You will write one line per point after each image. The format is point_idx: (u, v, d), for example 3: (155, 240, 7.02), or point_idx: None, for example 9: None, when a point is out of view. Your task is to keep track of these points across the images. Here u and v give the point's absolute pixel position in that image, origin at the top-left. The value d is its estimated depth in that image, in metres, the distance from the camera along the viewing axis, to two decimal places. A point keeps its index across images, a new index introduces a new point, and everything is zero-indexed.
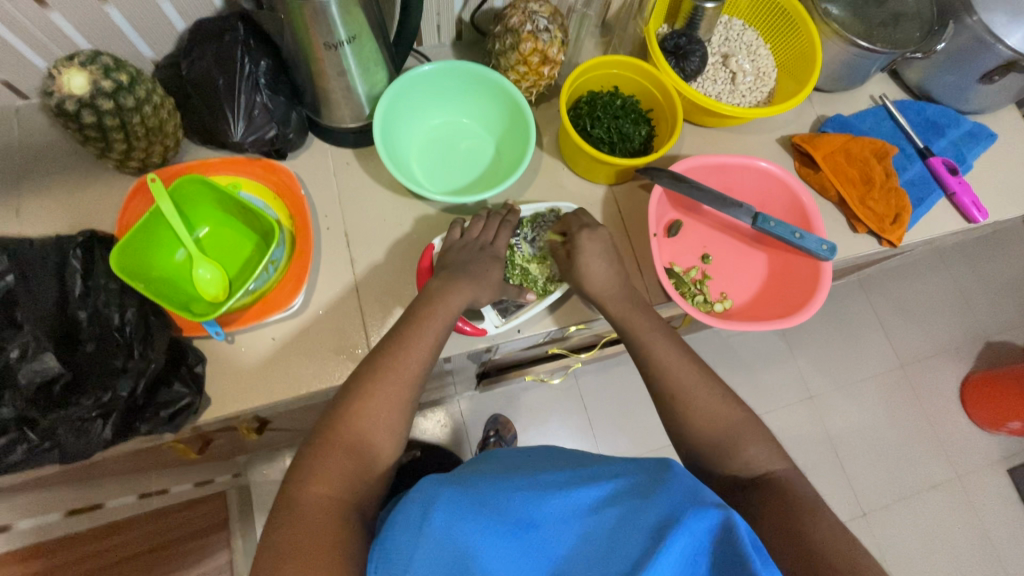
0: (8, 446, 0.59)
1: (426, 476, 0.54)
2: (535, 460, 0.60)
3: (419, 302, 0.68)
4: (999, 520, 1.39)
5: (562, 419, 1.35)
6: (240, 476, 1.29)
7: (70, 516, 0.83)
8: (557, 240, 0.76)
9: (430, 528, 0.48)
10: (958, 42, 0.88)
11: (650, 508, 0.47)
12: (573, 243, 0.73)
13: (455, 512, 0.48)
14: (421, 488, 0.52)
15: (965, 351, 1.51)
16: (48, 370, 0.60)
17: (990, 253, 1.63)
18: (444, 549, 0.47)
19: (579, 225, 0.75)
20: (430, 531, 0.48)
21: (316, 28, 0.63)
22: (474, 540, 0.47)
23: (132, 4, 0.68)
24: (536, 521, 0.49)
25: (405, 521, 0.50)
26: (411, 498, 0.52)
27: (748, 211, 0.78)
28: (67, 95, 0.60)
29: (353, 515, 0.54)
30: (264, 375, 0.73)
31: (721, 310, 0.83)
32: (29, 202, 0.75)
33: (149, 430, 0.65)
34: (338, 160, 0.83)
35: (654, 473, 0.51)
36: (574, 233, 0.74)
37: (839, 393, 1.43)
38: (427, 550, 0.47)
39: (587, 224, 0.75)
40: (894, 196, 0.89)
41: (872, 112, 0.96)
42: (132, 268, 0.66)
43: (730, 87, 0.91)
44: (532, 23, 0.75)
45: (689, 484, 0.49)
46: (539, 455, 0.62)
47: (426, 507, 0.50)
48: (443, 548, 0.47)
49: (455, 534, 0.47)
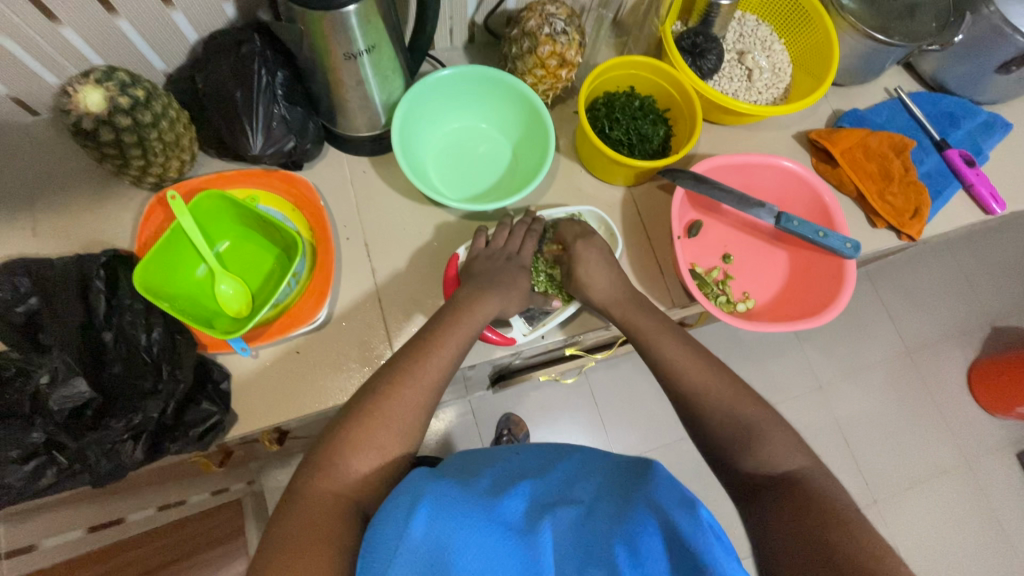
0: (36, 471, 0.59)
1: (412, 471, 0.52)
2: (522, 459, 0.56)
3: (446, 311, 0.67)
4: (1007, 503, 1.40)
5: (574, 417, 1.34)
6: (255, 483, 1.26)
7: (93, 532, 0.82)
8: (557, 250, 0.78)
9: (412, 523, 0.45)
10: (974, 33, 0.87)
11: (630, 517, 0.47)
12: (570, 254, 0.75)
13: (444, 509, 0.46)
14: (408, 482, 0.50)
15: (974, 337, 1.52)
16: (79, 395, 0.60)
17: (997, 238, 1.62)
18: (425, 545, 0.44)
19: (573, 235, 0.76)
20: (412, 530, 0.45)
21: (335, 39, 0.62)
22: (458, 537, 0.44)
23: (145, 18, 0.67)
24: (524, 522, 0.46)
25: (387, 514, 0.48)
26: (398, 491, 0.49)
27: (771, 211, 0.77)
28: (84, 114, 0.59)
29: (364, 516, 0.52)
30: (291, 389, 0.72)
31: (744, 310, 0.83)
32: (44, 220, 0.74)
33: (179, 450, 0.65)
34: (354, 169, 0.82)
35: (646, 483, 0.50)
36: (570, 243, 0.76)
37: (850, 382, 1.44)
38: (408, 544, 0.44)
39: (582, 232, 0.76)
40: (914, 189, 0.89)
41: (888, 105, 0.96)
42: (155, 286, 0.66)
43: (746, 84, 0.91)
44: (549, 26, 0.74)
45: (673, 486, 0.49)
46: (529, 453, 0.59)
47: (414, 501, 0.47)
48: (425, 545, 0.44)
49: (441, 531, 0.45)
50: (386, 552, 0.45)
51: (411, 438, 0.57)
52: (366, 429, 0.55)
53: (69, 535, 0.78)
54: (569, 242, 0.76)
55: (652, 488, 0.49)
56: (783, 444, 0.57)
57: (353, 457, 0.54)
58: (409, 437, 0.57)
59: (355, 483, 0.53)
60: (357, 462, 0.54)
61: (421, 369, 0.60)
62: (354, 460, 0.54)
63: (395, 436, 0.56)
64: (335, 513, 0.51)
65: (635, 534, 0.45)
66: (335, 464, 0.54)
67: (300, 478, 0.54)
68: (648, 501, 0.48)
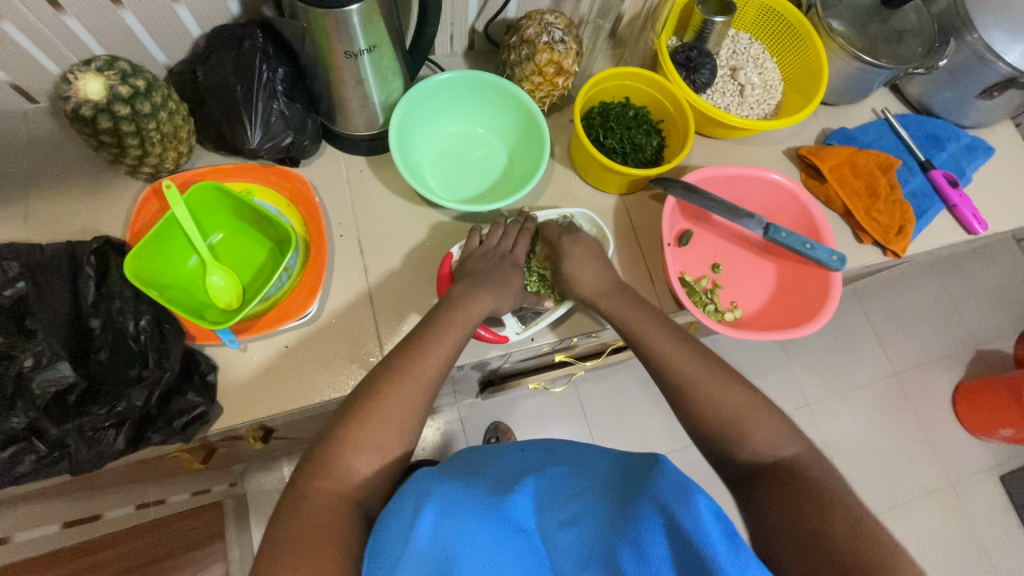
0: (14, 458, 0.58)
1: (418, 471, 0.51)
2: (533, 456, 0.56)
3: (440, 309, 0.67)
4: (991, 527, 1.40)
5: (562, 427, 1.34)
6: (236, 485, 1.22)
7: (69, 527, 0.79)
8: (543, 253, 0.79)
9: (420, 525, 0.45)
10: (958, 59, 0.90)
11: (637, 516, 0.43)
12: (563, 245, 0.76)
13: (451, 510, 0.46)
14: (416, 483, 0.50)
15: (957, 358, 1.54)
16: (62, 379, 0.60)
17: (980, 263, 1.65)
18: (432, 547, 0.44)
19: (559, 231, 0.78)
20: (418, 535, 0.44)
21: (337, 36, 0.63)
22: (464, 537, 0.44)
23: (150, 11, 0.68)
24: (528, 527, 0.47)
25: (393, 514, 0.47)
26: (404, 491, 0.49)
27: (759, 222, 0.79)
28: (83, 100, 0.59)
29: (365, 516, 0.52)
30: (272, 384, 0.72)
31: (732, 319, 0.85)
32: (38, 207, 0.74)
33: (162, 441, 0.65)
34: (351, 167, 0.83)
35: (646, 468, 0.47)
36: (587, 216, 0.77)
37: (836, 401, 1.45)
38: (415, 547, 0.44)
39: (567, 230, 0.78)
40: (899, 208, 0.91)
41: (874, 126, 0.98)
42: (146, 275, 0.66)
43: (739, 99, 0.93)
44: (548, 34, 0.76)
45: (679, 481, 0.43)
46: (534, 448, 0.58)
47: (420, 504, 0.47)
48: (431, 548, 0.44)
49: (447, 533, 0.45)
50: (392, 552, 0.44)
51: (401, 434, 0.57)
52: (366, 427, 0.55)
53: (47, 529, 0.76)
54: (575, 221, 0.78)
55: (653, 486, 0.44)
56: (775, 442, 0.57)
57: (345, 453, 0.54)
58: (400, 433, 0.57)
59: (344, 478, 0.53)
60: (356, 459, 0.54)
61: (413, 366, 0.60)
62: (353, 458, 0.54)
63: (387, 432, 0.56)
64: (333, 510, 0.50)
65: (640, 536, 0.41)
66: (332, 462, 0.53)
67: (300, 477, 0.53)
68: (650, 502, 0.43)
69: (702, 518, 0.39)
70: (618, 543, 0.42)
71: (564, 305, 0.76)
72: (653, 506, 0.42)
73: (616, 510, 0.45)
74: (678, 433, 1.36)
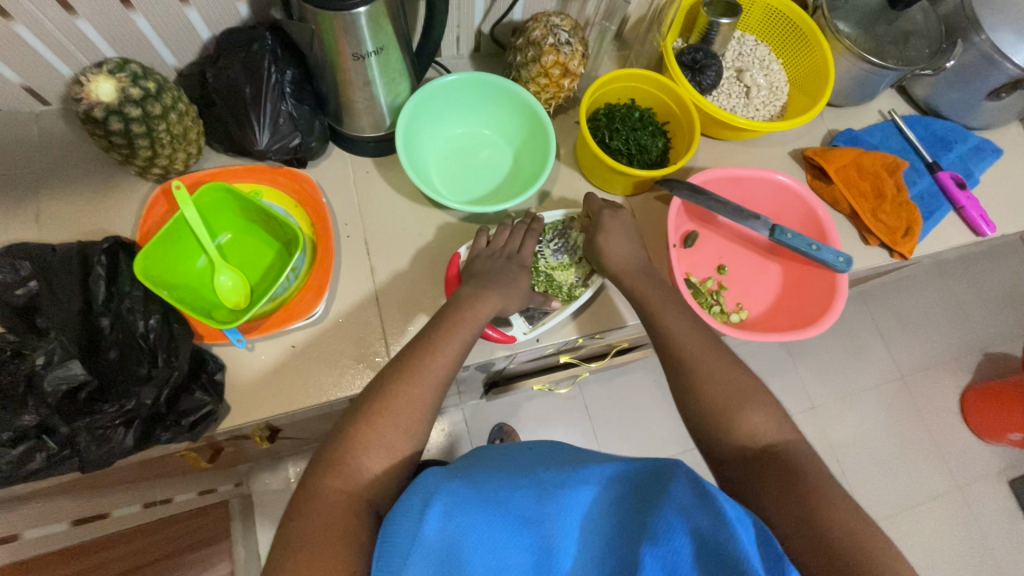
0: (26, 455, 0.59)
1: (425, 469, 0.51)
2: (538, 455, 0.56)
3: (447, 308, 0.67)
4: (999, 531, 1.39)
5: (567, 429, 1.34)
6: (242, 485, 1.23)
7: (76, 526, 0.79)
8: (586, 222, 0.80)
9: (426, 521, 0.45)
10: (965, 59, 0.90)
11: (657, 518, 0.43)
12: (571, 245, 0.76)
13: (458, 506, 0.46)
14: (423, 479, 0.50)
15: (965, 361, 1.53)
16: (73, 377, 0.60)
17: (988, 265, 1.64)
18: (438, 542, 0.44)
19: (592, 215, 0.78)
20: (425, 532, 0.45)
21: (345, 38, 0.64)
22: (471, 535, 0.44)
23: (161, 15, 0.69)
24: (537, 519, 0.46)
25: (401, 513, 0.48)
26: (412, 488, 0.50)
27: (766, 223, 0.78)
28: (95, 102, 0.60)
29: (374, 514, 0.52)
30: (280, 384, 0.73)
31: (737, 320, 0.85)
32: (49, 207, 0.75)
33: (170, 439, 0.66)
34: (358, 169, 0.84)
35: (659, 474, 0.47)
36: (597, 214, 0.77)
37: (842, 403, 1.44)
38: (422, 544, 0.44)
39: (610, 203, 0.78)
40: (906, 210, 0.91)
41: (881, 127, 0.98)
42: (156, 274, 0.66)
43: (745, 100, 0.93)
44: (554, 36, 0.77)
45: (698, 486, 0.45)
46: (541, 446, 0.58)
47: (426, 501, 0.47)
48: (438, 545, 0.44)
49: (454, 528, 0.45)
50: (399, 552, 0.45)
51: (409, 433, 0.57)
52: (374, 426, 0.56)
53: (54, 527, 0.76)
54: (596, 213, 0.77)
55: (670, 490, 0.45)
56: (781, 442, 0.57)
57: (354, 452, 0.54)
58: (407, 431, 0.57)
59: (354, 477, 0.53)
60: (366, 458, 0.54)
61: (420, 365, 0.60)
62: (362, 457, 0.54)
63: (395, 431, 0.56)
64: (343, 508, 0.51)
65: (661, 535, 0.42)
66: (342, 460, 0.54)
67: (309, 475, 0.54)
68: (671, 506, 0.44)
69: (727, 524, 0.42)
70: (639, 543, 0.43)
71: (591, 289, 0.78)
72: (677, 512, 0.43)
73: (634, 512, 0.46)
74: (684, 436, 1.36)
